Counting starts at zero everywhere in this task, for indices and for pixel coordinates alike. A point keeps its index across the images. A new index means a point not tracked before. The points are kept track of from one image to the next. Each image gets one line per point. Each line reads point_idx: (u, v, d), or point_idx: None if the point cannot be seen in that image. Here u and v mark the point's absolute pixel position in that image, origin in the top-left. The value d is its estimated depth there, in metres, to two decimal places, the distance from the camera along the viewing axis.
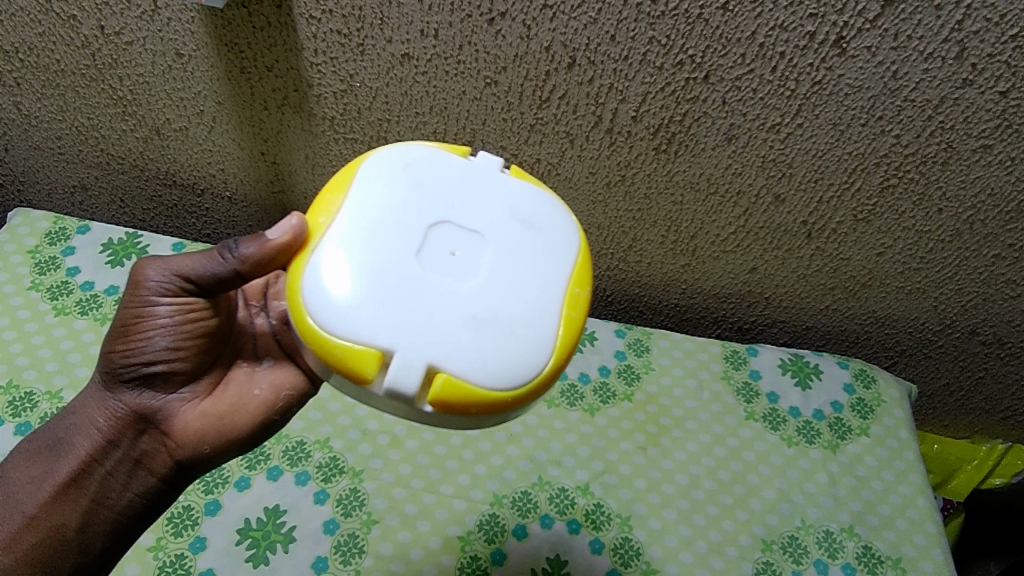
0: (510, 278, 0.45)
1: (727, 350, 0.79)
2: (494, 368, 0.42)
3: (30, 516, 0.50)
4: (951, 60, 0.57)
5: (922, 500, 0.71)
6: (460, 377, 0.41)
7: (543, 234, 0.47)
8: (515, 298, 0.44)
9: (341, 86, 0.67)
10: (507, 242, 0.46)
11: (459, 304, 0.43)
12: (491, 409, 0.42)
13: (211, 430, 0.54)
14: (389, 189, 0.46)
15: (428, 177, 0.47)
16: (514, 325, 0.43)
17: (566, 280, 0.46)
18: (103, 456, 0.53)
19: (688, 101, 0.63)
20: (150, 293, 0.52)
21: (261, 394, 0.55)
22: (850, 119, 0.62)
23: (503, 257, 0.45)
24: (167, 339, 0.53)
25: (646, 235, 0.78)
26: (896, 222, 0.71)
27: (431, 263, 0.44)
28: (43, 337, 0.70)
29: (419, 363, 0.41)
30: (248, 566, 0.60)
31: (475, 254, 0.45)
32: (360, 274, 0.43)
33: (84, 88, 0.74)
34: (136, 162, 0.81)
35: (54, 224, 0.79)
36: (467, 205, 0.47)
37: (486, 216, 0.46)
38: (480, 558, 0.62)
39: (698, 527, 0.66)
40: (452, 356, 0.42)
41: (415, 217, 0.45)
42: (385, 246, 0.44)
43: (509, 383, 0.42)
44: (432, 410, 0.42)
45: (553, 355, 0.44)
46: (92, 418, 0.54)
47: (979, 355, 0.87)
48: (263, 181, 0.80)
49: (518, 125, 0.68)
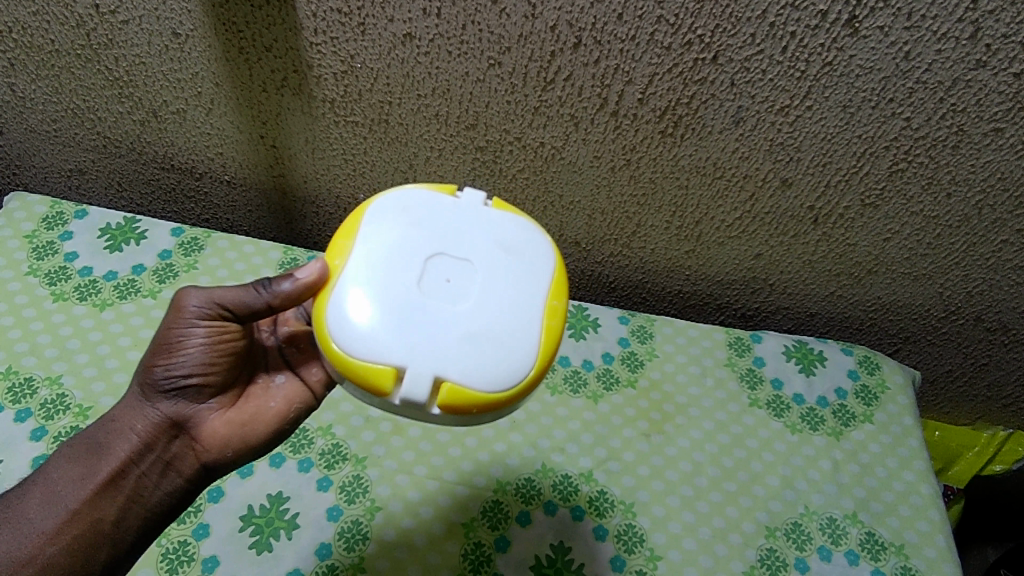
0: (497, 294, 0.45)
1: (731, 337, 0.79)
2: (491, 375, 0.43)
3: (69, 513, 0.50)
4: (965, 41, 0.56)
5: (925, 486, 0.71)
6: (462, 384, 0.42)
7: (523, 256, 0.47)
8: (504, 311, 0.45)
9: (341, 67, 0.66)
10: (493, 263, 0.46)
11: (453, 321, 0.44)
12: (489, 409, 0.43)
13: (234, 434, 0.56)
14: (387, 224, 0.47)
15: (414, 209, 0.48)
16: (504, 336, 0.44)
17: (545, 293, 0.46)
18: (140, 457, 0.53)
19: (695, 83, 0.62)
20: (192, 321, 0.53)
21: (279, 399, 0.57)
22: (860, 102, 0.61)
23: (490, 274, 0.46)
24: (203, 351, 0.53)
25: (650, 221, 0.77)
26: (904, 207, 0.70)
27: (424, 286, 0.45)
28: (41, 323, 0.70)
29: (425, 374, 0.42)
30: (252, 553, 0.60)
31: (465, 275, 0.45)
32: (363, 303, 0.44)
33: (79, 69, 0.72)
34: (133, 145, 0.80)
35: (52, 208, 0.78)
36: (455, 235, 0.47)
37: (470, 240, 0.47)
38: (484, 545, 0.62)
39: (702, 514, 0.66)
40: (453, 366, 0.43)
41: (408, 246, 0.46)
42: (381, 276, 0.45)
43: (504, 387, 0.43)
44: (438, 412, 0.43)
45: (537, 357, 0.44)
46: (130, 422, 0.54)
47: (983, 342, 0.87)
48: (262, 165, 0.79)
49: (522, 108, 0.67)
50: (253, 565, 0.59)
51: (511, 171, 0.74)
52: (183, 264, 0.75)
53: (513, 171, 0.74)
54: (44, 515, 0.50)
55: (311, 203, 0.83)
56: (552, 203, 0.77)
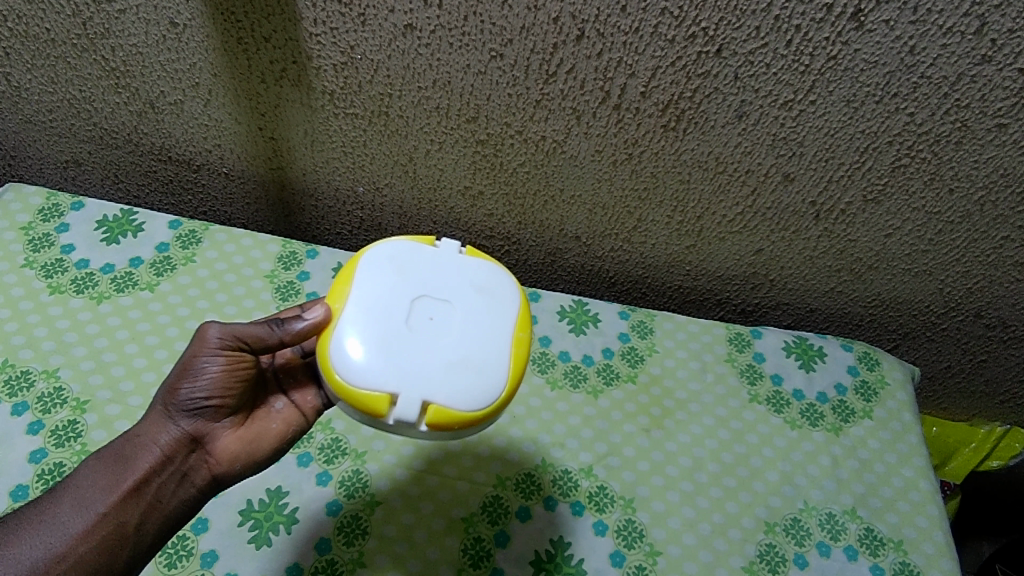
0: (474, 326, 0.50)
1: (731, 332, 0.78)
2: (470, 396, 0.48)
3: (98, 515, 0.50)
4: (970, 35, 0.55)
5: (924, 482, 0.71)
6: (447, 406, 0.47)
7: (493, 295, 0.52)
8: (480, 341, 0.49)
9: (342, 58, 0.65)
10: (468, 301, 0.51)
11: (436, 352, 0.48)
12: (470, 425, 0.48)
13: (241, 449, 0.56)
14: (375, 270, 0.51)
15: (400, 254, 0.53)
16: (480, 362, 0.49)
17: (513, 325, 0.51)
18: (162, 467, 0.53)
19: (699, 76, 0.61)
20: (216, 354, 0.54)
21: (278, 420, 0.58)
22: (864, 96, 0.61)
23: (467, 310, 0.51)
24: (216, 378, 0.54)
25: (651, 215, 0.77)
26: (906, 202, 0.70)
27: (410, 321, 0.49)
28: (39, 316, 0.69)
29: (414, 397, 0.47)
30: (251, 547, 0.59)
31: (444, 312, 0.50)
32: (358, 337, 0.48)
33: (75, 59, 0.71)
34: (129, 137, 0.79)
35: (48, 200, 0.77)
36: (434, 277, 0.52)
37: (448, 280, 0.52)
38: (484, 540, 0.62)
39: (701, 509, 0.66)
40: (438, 390, 0.47)
41: (395, 287, 0.51)
42: (373, 314, 0.49)
43: (482, 406, 0.48)
44: (427, 430, 0.47)
45: (510, 379, 0.49)
46: (153, 435, 0.54)
47: (982, 338, 0.87)
48: (261, 157, 0.78)
49: (524, 100, 0.66)
50: (253, 559, 0.59)
51: (512, 164, 0.73)
52: (181, 257, 0.74)
53: (514, 165, 0.73)
54: (74, 516, 0.50)
55: (310, 196, 0.82)
56: (552, 197, 0.77)
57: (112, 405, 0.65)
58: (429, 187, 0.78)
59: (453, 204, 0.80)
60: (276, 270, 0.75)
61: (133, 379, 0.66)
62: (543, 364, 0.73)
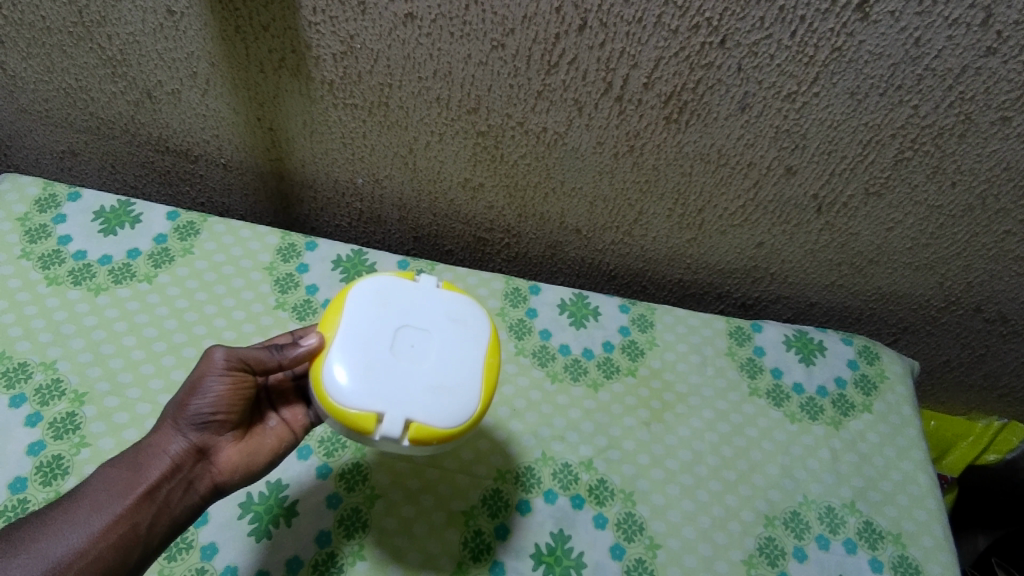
0: (453, 349, 0.52)
1: (732, 326, 0.78)
2: (449, 414, 0.50)
3: (114, 517, 0.50)
4: (976, 27, 0.54)
5: (923, 476, 0.71)
6: (428, 423, 0.49)
7: (468, 323, 0.54)
8: (458, 364, 0.51)
9: (341, 47, 0.64)
10: (446, 329, 0.53)
11: (416, 375, 0.50)
12: (450, 439, 0.50)
13: (239, 461, 0.57)
14: (358, 298, 0.53)
15: (385, 281, 0.54)
16: (459, 383, 0.51)
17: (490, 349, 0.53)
18: (171, 474, 0.53)
19: (702, 68, 0.60)
20: (223, 374, 0.55)
21: (271, 436, 0.59)
22: (868, 88, 0.60)
23: (447, 335, 0.52)
24: (219, 396, 0.55)
25: (652, 208, 0.77)
26: (908, 196, 0.70)
27: (393, 344, 0.51)
28: (36, 308, 0.69)
29: (396, 416, 0.48)
30: (250, 540, 0.59)
31: (424, 338, 0.52)
32: (343, 359, 0.50)
33: (71, 47, 0.70)
34: (127, 127, 0.79)
35: (44, 190, 0.76)
36: (413, 305, 0.53)
37: (430, 305, 0.54)
38: (484, 532, 0.62)
39: (701, 502, 0.66)
40: (419, 409, 0.49)
41: (379, 312, 0.52)
42: (358, 338, 0.51)
43: (460, 422, 0.50)
44: (410, 445, 0.49)
45: (484, 399, 0.51)
46: (163, 443, 0.54)
47: (981, 332, 0.87)
48: (259, 147, 0.78)
49: (525, 92, 0.65)
50: (252, 552, 0.59)
51: (512, 156, 0.73)
52: (180, 249, 0.74)
53: (515, 157, 0.73)
54: (92, 516, 0.50)
55: (309, 187, 0.82)
56: (553, 189, 0.76)
57: (111, 397, 0.64)
58: (429, 178, 0.78)
59: (453, 196, 0.80)
60: (275, 262, 0.74)
61: (132, 370, 0.66)
62: (543, 357, 0.73)
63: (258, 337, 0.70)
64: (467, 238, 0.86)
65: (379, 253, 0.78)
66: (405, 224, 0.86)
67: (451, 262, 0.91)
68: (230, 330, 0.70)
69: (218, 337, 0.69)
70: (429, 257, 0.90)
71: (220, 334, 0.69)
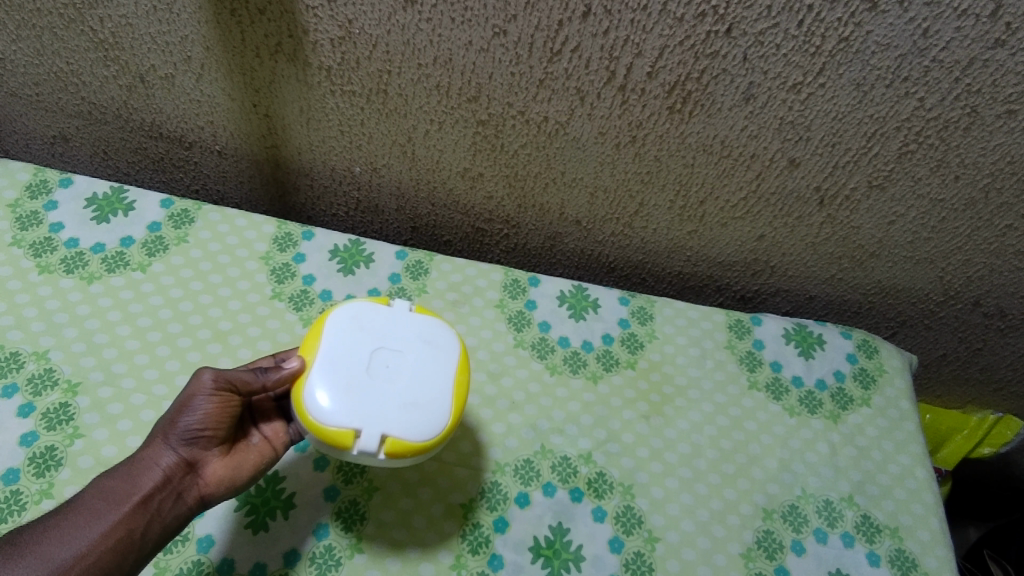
0: (424, 369, 0.54)
1: (731, 319, 0.78)
2: (423, 427, 0.52)
3: (110, 523, 0.50)
4: (985, 19, 0.53)
5: (921, 469, 0.71)
6: (403, 437, 0.51)
7: (440, 342, 0.55)
8: (429, 382, 0.53)
9: (339, 32, 0.63)
10: (419, 348, 0.55)
11: (390, 394, 0.52)
12: (425, 451, 0.52)
13: (225, 475, 0.56)
14: (337, 323, 0.55)
15: (361, 305, 0.56)
16: (430, 400, 0.52)
17: (457, 368, 0.55)
18: (162, 486, 0.52)
19: (707, 57, 0.59)
20: (213, 394, 0.55)
21: (254, 452, 0.58)
22: (874, 80, 0.59)
23: (419, 355, 0.54)
24: (208, 413, 0.55)
25: (652, 200, 0.76)
26: (912, 188, 0.69)
27: (369, 365, 0.53)
28: (28, 296, 0.67)
29: (372, 431, 0.50)
30: (247, 533, 0.59)
31: (397, 358, 0.54)
32: (321, 382, 0.52)
33: (62, 30, 0.68)
34: (119, 112, 0.77)
35: (35, 175, 0.75)
36: (386, 327, 0.55)
37: (403, 327, 0.55)
38: (483, 525, 0.62)
39: (700, 495, 0.66)
40: (394, 424, 0.51)
41: (355, 336, 0.54)
42: (335, 361, 0.53)
43: (433, 435, 0.52)
44: (386, 458, 0.51)
45: (454, 413, 0.53)
46: (154, 456, 0.54)
47: (979, 327, 0.87)
48: (254, 135, 0.77)
49: (526, 80, 0.64)
50: (250, 545, 0.58)
51: (513, 145, 0.72)
52: (174, 237, 0.73)
53: (515, 147, 0.72)
54: (90, 522, 0.50)
55: (305, 175, 0.81)
56: (553, 179, 0.76)
57: (105, 387, 0.64)
58: (428, 168, 0.77)
59: (452, 185, 0.79)
60: (272, 251, 0.73)
61: (126, 361, 0.65)
62: (543, 350, 0.73)
63: (254, 328, 0.69)
64: (466, 229, 0.86)
65: (377, 242, 0.77)
66: (403, 214, 0.85)
67: (449, 253, 0.90)
68: (225, 320, 0.69)
69: (214, 327, 0.68)
70: (428, 248, 0.89)
71: (216, 325, 0.68)
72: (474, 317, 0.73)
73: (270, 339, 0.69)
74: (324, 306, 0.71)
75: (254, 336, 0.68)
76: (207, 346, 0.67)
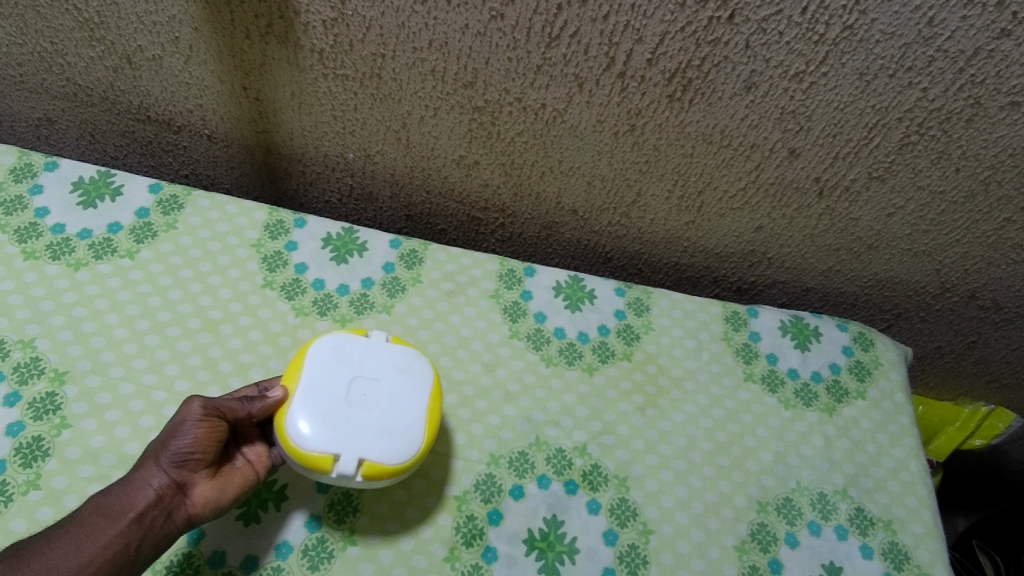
0: (399, 396, 0.56)
1: (728, 311, 0.77)
2: (398, 450, 0.54)
3: (108, 537, 0.49)
4: (991, 8, 0.52)
5: (914, 462, 0.71)
6: (379, 459, 0.53)
7: (414, 371, 0.57)
8: (404, 409, 0.55)
9: (332, 14, 0.61)
10: (395, 376, 0.57)
11: (367, 421, 0.54)
12: (400, 473, 0.54)
13: (211, 496, 0.55)
14: (316, 353, 0.57)
15: (339, 335, 0.58)
16: (405, 425, 0.55)
17: (430, 397, 0.57)
18: (154, 505, 0.51)
19: (709, 44, 0.58)
20: (203, 419, 0.54)
21: (238, 475, 0.57)
22: (877, 69, 0.58)
23: (394, 383, 0.56)
24: (197, 438, 0.54)
25: (651, 189, 0.75)
26: (912, 180, 0.68)
27: (348, 394, 0.55)
28: (13, 283, 0.66)
29: (351, 456, 0.53)
30: (239, 525, 0.58)
31: (374, 386, 0.56)
32: (302, 410, 0.54)
33: (45, 8, 0.66)
34: (106, 94, 0.75)
35: (19, 159, 0.73)
36: (365, 356, 0.57)
37: (378, 357, 0.57)
38: (477, 517, 0.61)
39: (695, 488, 0.66)
40: (371, 448, 0.53)
41: (334, 366, 0.56)
42: (315, 390, 0.55)
43: (408, 457, 0.54)
44: (364, 480, 0.53)
45: (428, 439, 0.55)
46: (145, 476, 0.52)
47: (974, 319, 0.87)
48: (245, 119, 0.75)
49: (524, 66, 0.63)
50: (241, 536, 0.58)
51: (509, 133, 0.71)
52: (163, 224, 0.71)
53: (511, 134, 0.71)
54: (89, 536, 0.49)
55: (297, 161, 0.80)
56: (550, 168, 0.74)
57: (93, 376, 0.62)
58: (422, 154, 0.76)
59: (447, 172, 0.78)
60: (263, 239, 0.72)
61: (114, 350, 0.64)
62: (538, 341, 0.72)
63: (245, 318, 0.68)
64: (460, 217, 0.84)
65: (370, 230, 0.76)
66: (397, 201, 0.84)
67: (444, 241, 0.89)
68: (216, 309, 0.68)
69: (204, 315, 0.67)
70: (422, 236, 0.88)
71: (206, 313, 0.67)
72: (469, 307, 0.73)
73: (261, 328, 0.67)
74: (317, 295, 0.70)
75: (245, 325, 0.67)
76: (198, 335, 0.66)
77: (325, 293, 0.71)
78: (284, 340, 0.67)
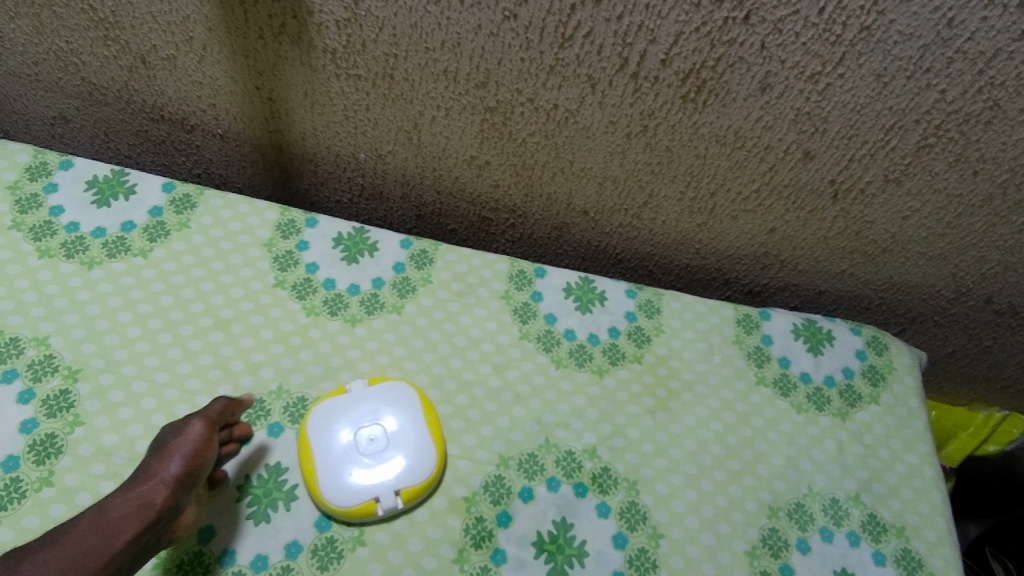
0: (400, 429, 0.62)
1: (739, 314, 0.76)
2: (422, 471, 0.61)
3: (101, 557, 0.51)
4: (1013, 9, 0.51)
5: (928, 469, 0.70)
6: (412, 484, 0.60)
7: (400, 399, 0.64)
8: (409, 437, 0.62)
9: (344, 14, 0.61)
10: (388, 414, 0.63)
11: (386, 458, 0.61)
12: (433, 486, 0.61)
13: None
14: (314, 428, 0.62)
15: (326, 404, 0.63)
16: (416, 448, 0.62)
17: (422, 413, 0.63)
18: (150, 527, 0.52)
19: (723, 44, 0.57)
20: (201, 438, 0.56)
21: None
22: (895, 71, 0.57)
23: (392, 419, 0.63)
24: (194, 458, 0.55)
25: (662, 191, 0.75)
26: (929, 183, 0.67)
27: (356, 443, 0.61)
28: (28, 280, 0.66)
29: (387, 491, 0.59)
30: (249, 524, 0.58)
31: (374, 430, 0.62)
32: (330, 481, 0.59)
33: (61, 9, 0.67)
34: (120, 93, 0.76)
35: (35, 157, 0.73)
36: (354, 410, 0.63)
37: (366, 403, 0.63)
38: (486, 519, 0.61)
39: (705, 492, 0.66)
40: (400, 478, 0.60)
41: (334, 428, 0.62)
42: (330, 459, 0.60)
43: (433, 470, 0.61)
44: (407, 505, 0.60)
45: (439, 450, 0.62)
46: (144, 496, 0.53)
47: (990, 324, 0.86)
48: (258, 118, 0.75)
49: (537, 66, 0.63)
50: (251, 535, 0.58)
51: (521, 134, 0.71)
52: (176, 222, 0.71)
53: (523, 135, 0.71)
54: (84, 553, 0.51)
55: (309, 160, 0.80)
56: (562, 169, 0.74)
57: (106, 374, 0.63)
58: (433, 155, 0.76)
59: (458, 172, 0.78)
60: (274, 238, 0.72)
61: (127, 348, 0.64)
62: (548, 342, 0.71)
63: (257, 316, 0.68)
64: (471, 217, 0.84)
65: (381, 230, 0.75)
66: (407, 201, 0.84)
67: (454, 241, 0.89)
68: (228, 308, 0.68)
69: (216, 314, 0.67)
70: (432, 236, 0.88)
71: (218, 312, 0.68)
72: (479, 308, 0.72)
73: (272, 327, 0.68)
74: (327, 295, 0.70)
75: (256, 324, 0.68)
76: (209, 333, 0.66)
77: (336, 293, 0.71)
78: (294, 339, 0.68)
